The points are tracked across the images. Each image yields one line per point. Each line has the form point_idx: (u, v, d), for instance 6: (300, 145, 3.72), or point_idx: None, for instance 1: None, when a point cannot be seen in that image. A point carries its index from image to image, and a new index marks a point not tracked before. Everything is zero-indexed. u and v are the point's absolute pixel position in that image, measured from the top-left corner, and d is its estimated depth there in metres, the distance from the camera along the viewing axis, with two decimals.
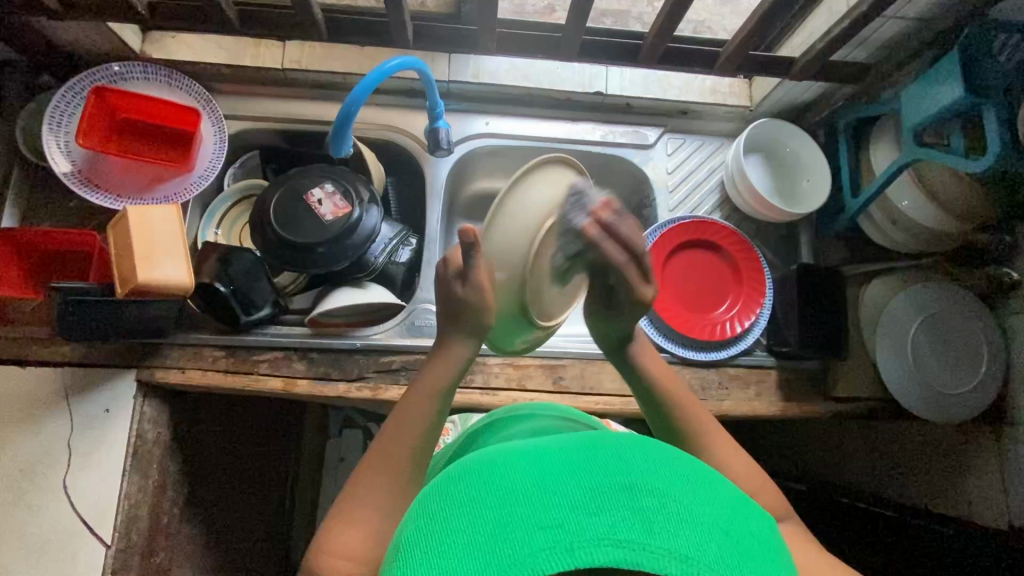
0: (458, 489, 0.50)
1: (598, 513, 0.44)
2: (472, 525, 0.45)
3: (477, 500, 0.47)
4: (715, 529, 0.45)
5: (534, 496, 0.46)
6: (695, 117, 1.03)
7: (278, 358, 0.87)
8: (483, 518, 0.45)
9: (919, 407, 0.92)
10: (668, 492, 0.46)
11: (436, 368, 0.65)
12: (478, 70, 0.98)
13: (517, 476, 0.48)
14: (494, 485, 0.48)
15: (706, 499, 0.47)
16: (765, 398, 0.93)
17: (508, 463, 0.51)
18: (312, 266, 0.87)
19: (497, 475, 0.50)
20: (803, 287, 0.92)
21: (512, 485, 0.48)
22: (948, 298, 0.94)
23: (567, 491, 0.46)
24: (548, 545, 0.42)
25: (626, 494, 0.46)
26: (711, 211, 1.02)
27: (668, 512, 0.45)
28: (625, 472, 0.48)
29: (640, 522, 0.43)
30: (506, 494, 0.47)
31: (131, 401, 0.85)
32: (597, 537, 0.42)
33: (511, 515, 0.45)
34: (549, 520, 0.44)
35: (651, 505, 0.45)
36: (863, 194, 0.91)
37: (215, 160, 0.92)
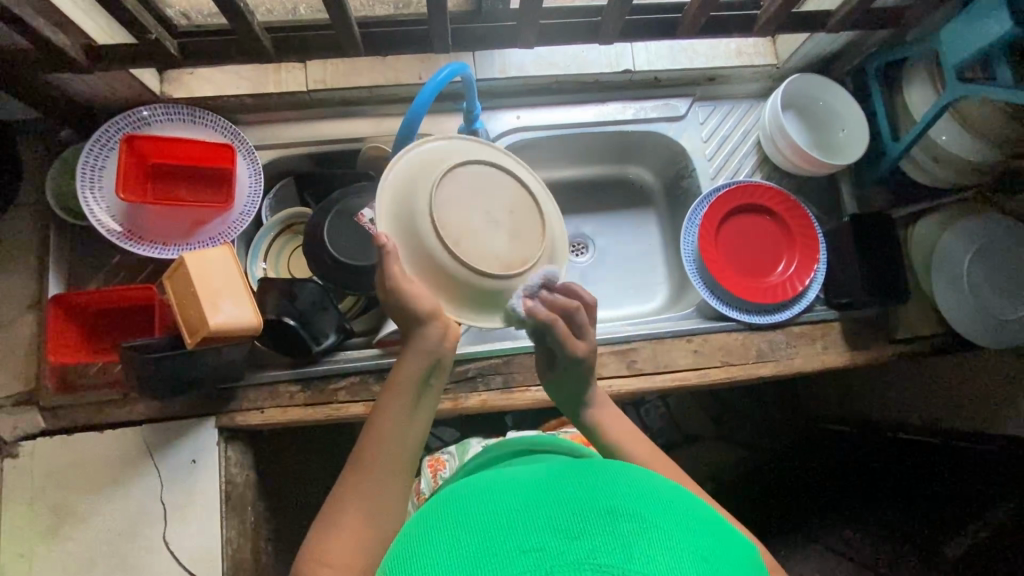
0: (444, 517, 0.49)
1: (580, 538, 0.42)
2: (453, 550, 0.44)
3: (461, 526, 0.47)
4: (695, 554, 0.43)
5: (519, 522, 0.45)
6: (723, 82, 1.02)
7: (355, 384, 0.87)
8: (467, 542, 0.45)
9: (982, 337, 0.93)
10: (649, 518, 0.45)
11: (401, 373, 0.64)
12: (504, 64, 0.96)
13: (499, 506, 0.48)
14: (476, 515, 0.48)
15: (687, 522, 0.46)
16: (833, 350, 0.94)
17: (493, 496, 0.51)
18: (374, 286, 0.86)
19: (485, 504, 0.49)
20: (859, 237, 0.93)
21: (497, 515, 0.47)
22: (998, 228, 0.95)
23: (551, 517, 0.45)
24: (527, 567, 0.41)
25: (605, 518, 0.44)
26: (751, 173, 1.02)
27: (651, 538, 0.43)
28: (605, 499, 0.47)
29: (621, 547, 0.41)
30: (491, 523, 0.46)
31: (215, 448, 0.85)
32: (577, 561, 0.41)
33: (494, 542, 0.44)
34: (527, 544, 0.43)
35: (633, 531, 0.43)
36: (904, 136, 0.92)
37: (254, 194, 0.91)
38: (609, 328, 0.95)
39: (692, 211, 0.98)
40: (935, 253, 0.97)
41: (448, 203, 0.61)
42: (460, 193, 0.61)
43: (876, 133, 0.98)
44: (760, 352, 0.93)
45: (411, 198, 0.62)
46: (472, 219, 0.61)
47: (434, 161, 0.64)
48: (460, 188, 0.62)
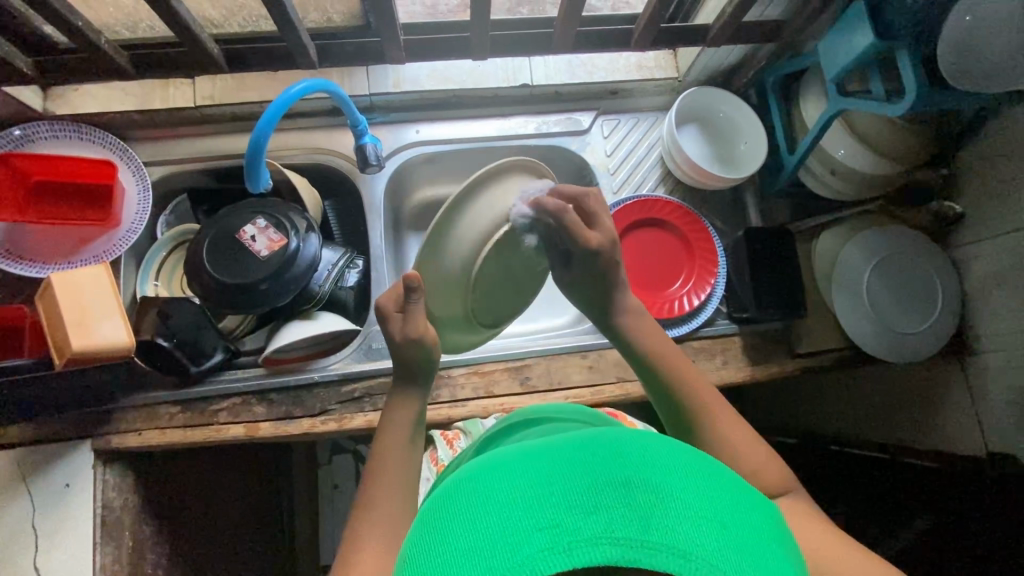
0: (453, 498, 0.47)
1: (597, 513, 0.42)
2: (469, 530, 0.43)
3: (473, 507, 0.45)
4: (716, 522, 0.43)
5: (535, 499, 0.43)
6: (626, 95, 1.02)
7: (237, 405, 0.85)
8: (483, 525, 0.43)
9: (880, 350, 0.92)
10: (663, 483, 0.44)
11: (394, 421, 0.67)
12: (399, 79, 0.96)
13: (511, 480, 0.46)
14: (487, 486, 0.46)
15: (712, 489, 0.45)
16: (733, 365, 0.93)
17: (510, 464, 0.48)
18: (255, 304, 0.84)
19: (499, 474, 0.47)
20: (753, 250, 0.92)
21: (515, 485, 0.45)
22: (896, 239, 0.95)
23: (567, 490, 0.44)
24: (547, 545, 0.40)
25: (621, 489, 0.43)
26: (655, 186, 1.01)
27: (666, 506, 0.43)
28: (627, 463, 0.46)
29: (636, 520, 0.41)
30: (505, 496, 0.44)
31: (91, 472, 0.83)
32: (593, 538, 0.40)
33: (508, 519, 0.42)
34: (543, 518, 0.42)
35: (648, 500, 0.43)
36: (798, 149, 0.91)
37: (141, 210, 0.89)
38: (506, 345, 0.94)
39: None
40: (835, 268, 0.96)
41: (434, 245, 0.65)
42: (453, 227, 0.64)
43: (776, 145, 0.98)
44: None
45: (453, 266, 0.65)
46: (492, 272, 0.69)
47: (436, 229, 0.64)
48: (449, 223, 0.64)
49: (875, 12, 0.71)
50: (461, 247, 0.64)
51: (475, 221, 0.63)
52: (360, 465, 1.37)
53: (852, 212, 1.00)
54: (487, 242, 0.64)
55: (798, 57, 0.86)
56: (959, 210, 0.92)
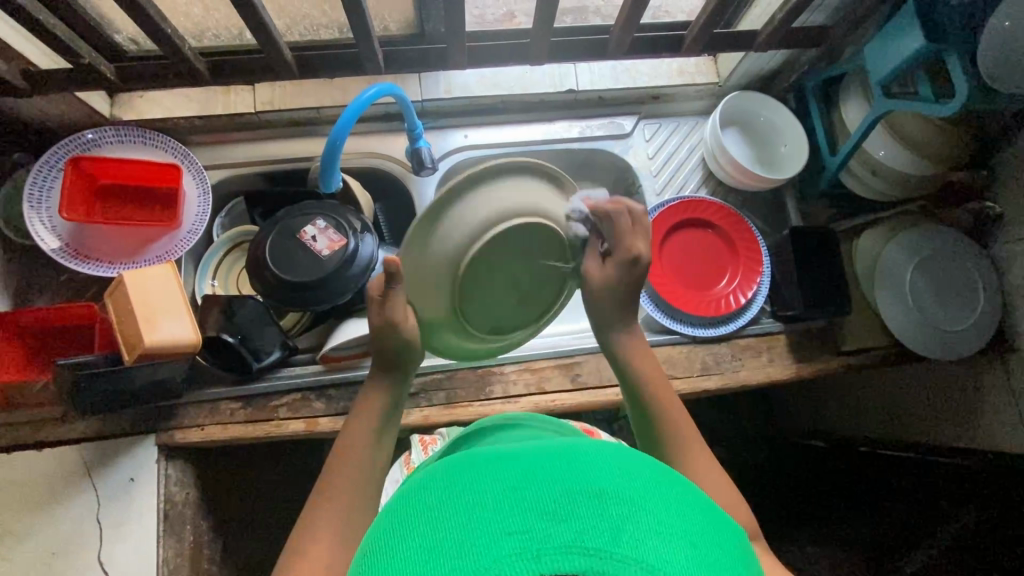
0: (428, 498, 0.46)
1: (569, 521, 0.41)
2: (438, 531, 0.42)
3: (442, 510, 0.44)
4: (687, 541, 0.42)
5: (504, 505, 0.43)
6: (668, 100, 1.05)
7: (296, 400, 0.87)
8: (454, 525, 0.42)
9: (926, 348, 0.93)
10: (639, 500, 0.44)
11: (360, 411, 0.69)
12: (449, 85, 0.99)
13: (479, 487, 0.45)
14: (462, 490, 0.46)
15: (685, 511, 0.45)
16: (779, 363, 0.94)
17: (486, 470, 0.48)
18: (316, 302, 0.87)
19: (467, 482, 0.47)
20: (798, 249, 0.94)
21: (484, 492, 0.44)
22: (938, 239, 0.96)
23: (538, 498, 0.43)
24: (513, 551, 0.39)
25: (595, 501, 0.43)
26: (697, 188, 1.04)
27: (639, 521, 0.42)
28: (597, 479, 0.45)
29: (610, 531, 0.40)
30: (475, 501, 0.44)
31: (154, 466, 0.84)
32: (565, 546, 0.39)
33: (480, 521, 0.42)
34: (511, 524, 0.41)
35: (623, 514, 0.42)
36: (840, 151, 0.93)
37: (202, 212, 0.92)
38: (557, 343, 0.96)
39: None
40: (879, 267, 0.97)
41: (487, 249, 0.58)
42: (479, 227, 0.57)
43: (816, 147, 1.00)
44: (704, 365, 0.93)
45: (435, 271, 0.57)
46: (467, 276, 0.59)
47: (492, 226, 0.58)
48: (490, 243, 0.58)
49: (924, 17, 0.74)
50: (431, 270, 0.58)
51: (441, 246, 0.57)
52: None
53: (893, 212, 1.02)
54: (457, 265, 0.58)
55: (840, 62, 0.89)
56: (1000, 211, 0.94)
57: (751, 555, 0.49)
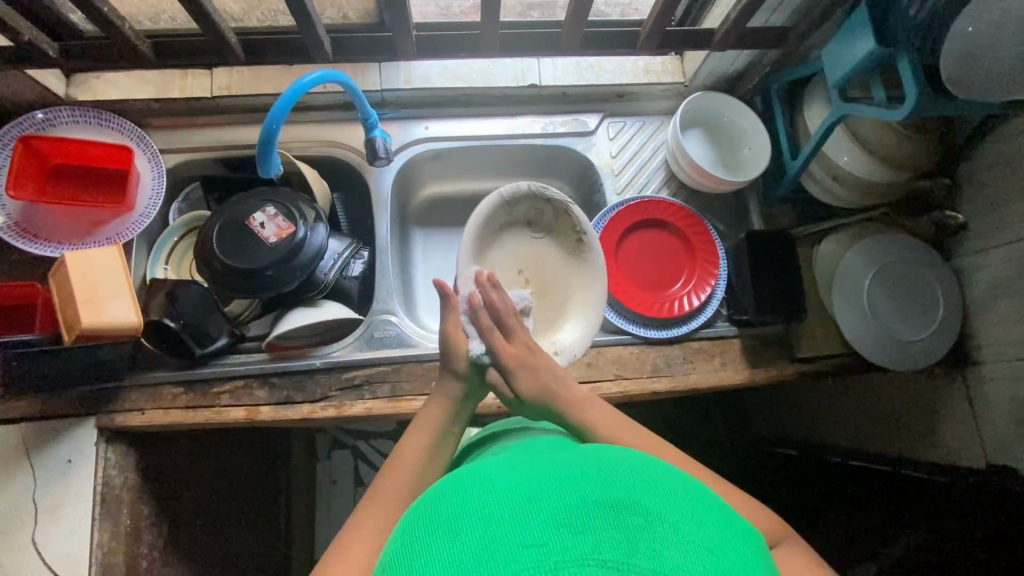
0: (444, 508, 0.50)
1: (586, 533, 0.44)
2: (459, 540, 0.45)
3: (466, 519, 0.47)
4: (698, 544, 0.45)
5: (524, 517, 0.46)
6: (632, 98, 1.04)
7: (239, 388, 0.86)
8: (479, 534, 0.45)
9: (881, 357, 0.92)
10: (653, 509, 0.46)
11: (430, 408, 0.74)
12: (410, 75, 0.98)
13: (502, 500, 0.48)
14: (482, 502, 0.49)
15: (696, 514, 0.48)
16: (731, 367, 0.93)
17: (514, 480, 0.51)
18: (262, 290, 0.86)
19: (490, 493, 0.49)
20: (754, 253, 0.92)
21: (507, 505, 0.47)
22: (897, 248, 0.96)
23: (557, 508, 0.46)
24: (534, 564, 0.42)
25: (608, 510, 0.46)
26: (659, 188, 1.03)
27: (652, 530, 0.45)
28: (612, 488, 0.48)
29: (625, 541, 0.43)
30: (496, 514, 0.47)
31: (93, 449, 0.84)
32: (582, 558, 0.42)
33: (497, 534, 0.45)
34: (530, 537, 0.44)
35: (636, 523, 0.45)
36: (801, 154, 0.92)
37: (155, 195, 0.92)
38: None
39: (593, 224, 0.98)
40: (837, 274, 0.96)
41: (545, 264, 0.92)
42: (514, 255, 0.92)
43: (780, 151, 0.99)
44: (655, 367, 0.92)
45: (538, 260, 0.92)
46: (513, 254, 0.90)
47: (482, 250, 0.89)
48: (569, 276, 0.91)
49: (875, 20, 0.73)
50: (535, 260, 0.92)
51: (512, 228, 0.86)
52: (356, 462, 1.40)
53: (856, 219, 1.00)
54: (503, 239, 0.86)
55: (800, 65, 0.88)
56: (961, 221, 0.93)
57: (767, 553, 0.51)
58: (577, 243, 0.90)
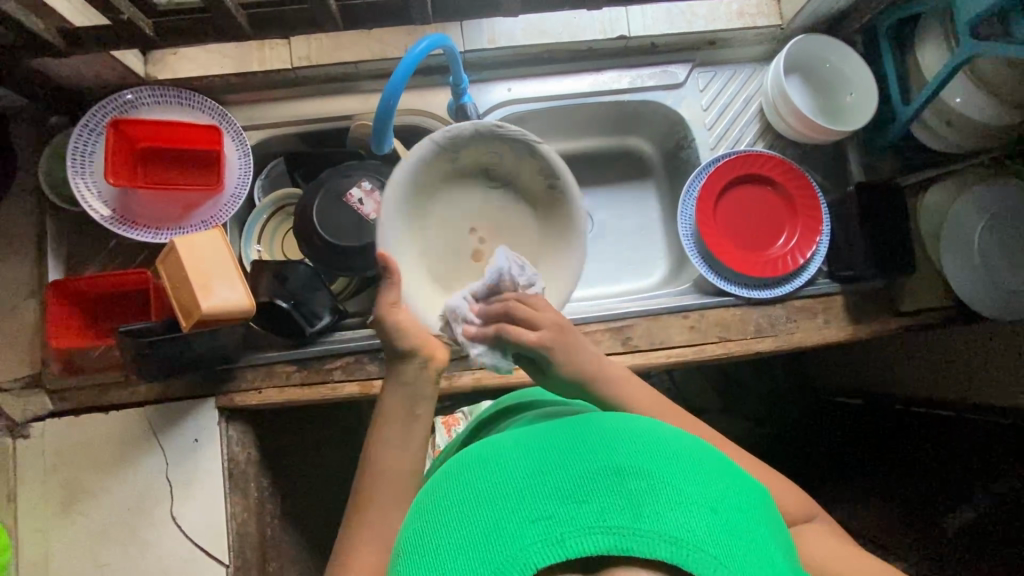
0: (452, 489, 0.50)
1: (589, 502, 0.44)
2: (460, 520, 0.47)
3: (475, 498, 0.48)
4: (706, 508, 0.45)
5: (529, 494, 0.46)
6: (723, 45, 0.98)
7: (350, 364, 0.87)
8: (482, 516, 0.46)
9: (988, 308, 0.90)
10: (658, 475, 0.46)
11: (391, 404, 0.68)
12: (493, 34, 0.93)
13: (502, 476, 0.48)
14: (483, 480, 0.49)
15: (704, 479, 0.47)
16: (835, 324, 0.92)
17: (515, 452, 0.51)
18: (368, 267, 0.86)
19: (491, 468, 0.50)
20: (861, 206, 0.89)
21: (508, 479, 0.48)
22: (1014, 196, 0.90)
23: (560, 482, 0.46)
24: (539, 539, 0.42)
25: (611, 480, 0.45)
26: (753, 141, 0.98)
27: (658, 494, 0.44)
28: (612, 454, 0.48)
29: (629, 508, 0.43)
30: (501, 490, 0.47)
31: (216, 427, 0.87)
32: (587, 525, 0.42)
33: (503, 510, 0.45)
34: (533, 512, 0.44)
35: (639, 487, 0.45)
36: (914, 100, 0.87)
37: (244, 174, 0.90)
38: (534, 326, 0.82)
39: (688, 184, 0.96)
40: (945, 226, 0.93)
41: (500, 221, 0.85)
42: (473, 206, 0.85)
43: (886, 96, 0.94)
44: (758, 327, 0.91)
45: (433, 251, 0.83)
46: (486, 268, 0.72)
47: (420, 204, 0.81)
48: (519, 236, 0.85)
49: None
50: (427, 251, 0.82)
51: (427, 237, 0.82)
52: None
53: (965, 164, 0.94)
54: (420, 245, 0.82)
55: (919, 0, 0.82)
56: None
57: (774, 514, 0.51)
58: (546, 192, 0.84)
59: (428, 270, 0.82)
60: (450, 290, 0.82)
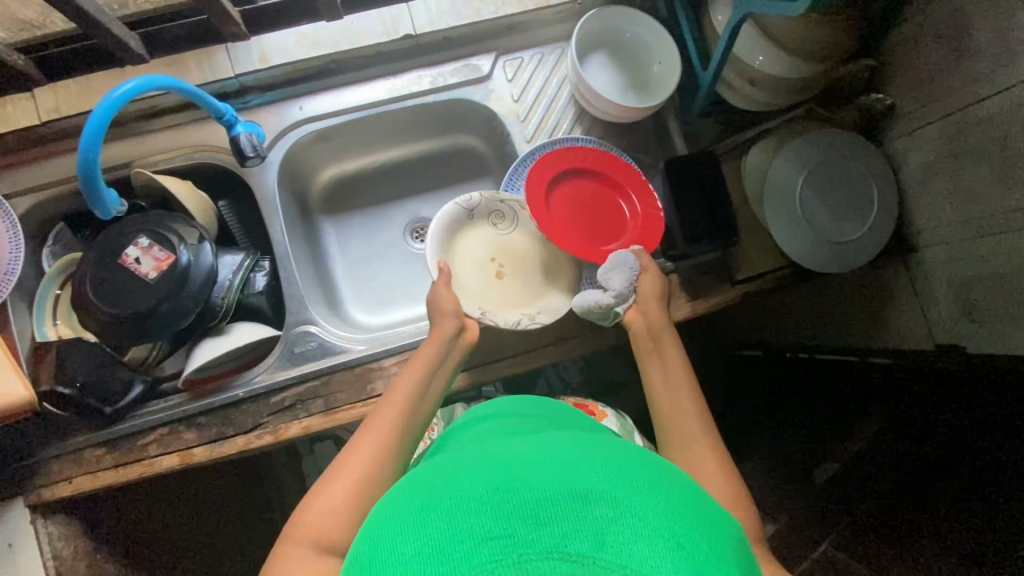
0: (400, 506, 0.41)
1: (553, 524, 0.35)
2: (400, 537, 0.37)
3: (426, 513, 0.38)
4: (677, 542, 0.36)
5: (489, 505, 0.37)
6: (523, 30, 0.93)
7: (165, 435, 0.81)
8: (433, 528, 0.37)
9: (820, 263, 0.88)
10: (631, 499, 0.38)
11: (414, 365, 0.70)
12: (264, 52, 0.88)
13: (467, 484, 0.39)
14: (443, 491, 0.40)
15: (680, 508, 0.39)
16: (672, 304, 0.90)
17: (480, 465, 0.42)
18: (159, 331, 0.79)
19: (454, 480, 0.41)
20: (672, 182, 0.87)
21: (471, 489, 0.39)
22: (822, 148, 0.90)
23: (526, 494, 0.37)
24: (490, 559, 0.34)
25: (578, 499, 0.37)
26: (572, 128, 0.94)
27: (624, 522, 0.36)
28: (585, 471, 0.39)
29: (593, 535, 0.35)
30: (460, 500, 0.38)
31: (30, 527, 0.80)
32: (544, 552, 0.34)
33: (456, 523, 0.36)
34: (494, 527, 0.35)
35: (604, 513, 0.36)
36: (710, 63, 0.84)
37: (14, 246, 0.80)
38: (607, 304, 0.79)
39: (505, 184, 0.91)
40: (765, 186, 0.91)
41: (519, 250, 0.90)
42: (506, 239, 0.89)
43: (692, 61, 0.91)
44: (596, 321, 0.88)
45: (474, 281, 0.86)
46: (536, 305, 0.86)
47: (451, 240, 0.85)
48: (537, 265, 0.90)
49: None
50: (467, 280, 0.85)
51: (464, 264, 0.86)
52: None
53: (779, 122, 0.94)
54: (463, 276, 0.85)
55: None
56: (889, 103, 0.87)
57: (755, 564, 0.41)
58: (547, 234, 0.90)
59: (472, 296, 0.84)
60: (495, 305, 0.85)
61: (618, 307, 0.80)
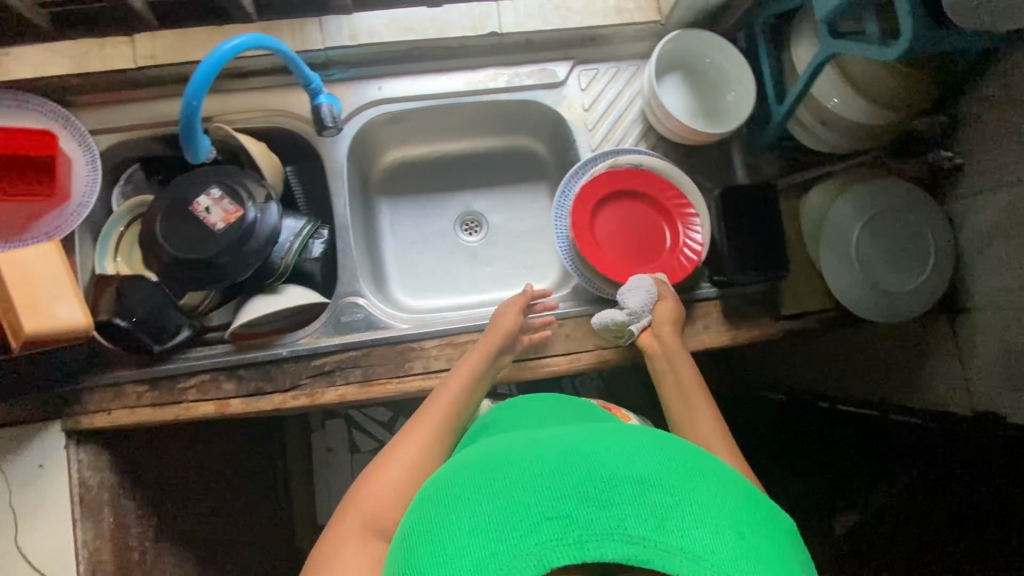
0: (455, 483, 0.45)
1: (610, 507, 0.41)
2: (460, 512, 0.43)
3: (486, 490, 0.44)
4: (730, 529, 0.41)
5: (549, 486, 0.42)
6: (603, 43, 0.95)
7: (205, 382, 0.83)
8: (492, 506, 0.42)
9: (869, 311, 0.87)
10: (683, 488, 0.42)
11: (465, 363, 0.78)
12: (355, 31, 0.88)
13: (523, 465, 0.44)
14: (499, 471, 0.45)
15: (724, 497, 0.43)
16: (713, 329, 0.90)
17: (534, 448, 0.46)
18: (218, 280, 0.82)
19: (507, 463, 0.45)
20: (732, 210, 0.87)
21: (524, 471, 0.44)
22: (885, 196, 0.90)
23: (581, 479, 0.42)
24: (555, 537, 0.40)
25: (636, 488, 0.42)
26: (637, 143, 0.95)
27: (683, 508, 0.41)
28: (638, 460, 0.44)
29: (652, 518, 0.40)
30: (518, 479, 0.43)
31: (63, 453, 0.81)
32: (605, 532, 0.40)
33: (516, 501, 0.42)
34: (550, 507, 0.41)
35: (664, 500, 0.41)
36: (787, 97, 0.85)
37: (92, 181, 0.85)
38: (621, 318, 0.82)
39: (563, 187, 0.93)
40: (823, 227, 0.91)
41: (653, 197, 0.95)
42: None
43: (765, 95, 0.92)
44: None
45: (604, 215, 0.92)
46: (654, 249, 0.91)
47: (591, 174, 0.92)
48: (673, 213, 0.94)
49: None
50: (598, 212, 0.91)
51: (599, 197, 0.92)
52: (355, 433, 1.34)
53: (844, 165, 0.94)
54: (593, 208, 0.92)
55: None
56: (955, 162, 0.87)
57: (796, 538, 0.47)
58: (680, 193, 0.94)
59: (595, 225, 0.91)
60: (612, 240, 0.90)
61: (634, 325, 0.83)
